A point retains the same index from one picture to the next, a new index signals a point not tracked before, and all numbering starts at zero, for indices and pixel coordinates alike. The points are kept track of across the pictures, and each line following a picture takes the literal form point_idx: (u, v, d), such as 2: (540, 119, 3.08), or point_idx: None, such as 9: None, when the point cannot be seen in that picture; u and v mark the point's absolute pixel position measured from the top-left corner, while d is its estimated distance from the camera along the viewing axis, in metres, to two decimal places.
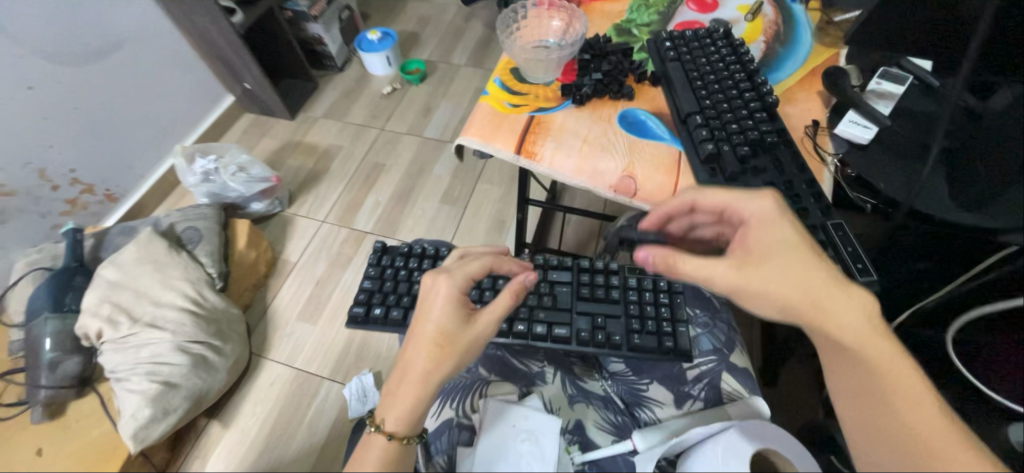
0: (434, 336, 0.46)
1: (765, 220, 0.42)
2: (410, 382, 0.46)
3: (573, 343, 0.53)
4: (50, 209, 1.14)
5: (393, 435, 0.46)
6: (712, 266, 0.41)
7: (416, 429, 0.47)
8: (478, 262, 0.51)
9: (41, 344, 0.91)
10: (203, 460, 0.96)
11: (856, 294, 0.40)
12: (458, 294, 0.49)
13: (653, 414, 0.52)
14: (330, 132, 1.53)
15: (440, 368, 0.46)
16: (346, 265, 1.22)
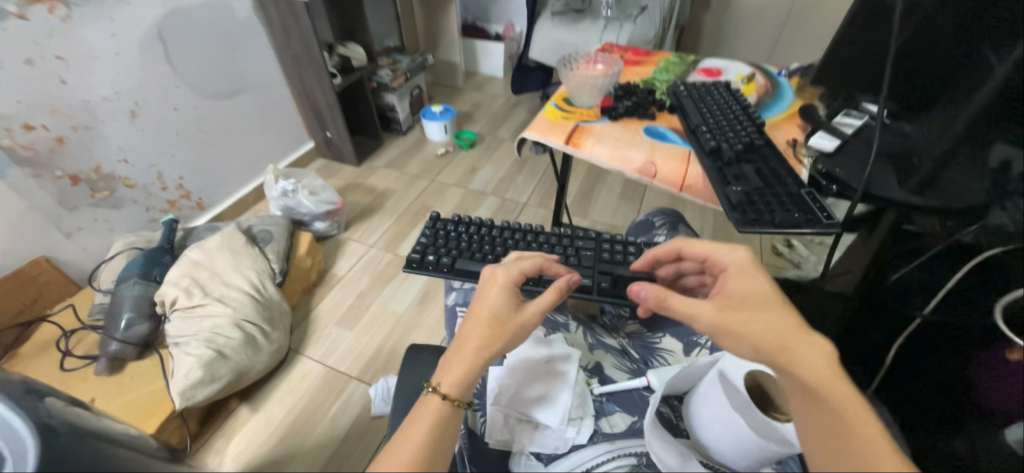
0: (489, 317, 0.51)
1: (741, 270, 0.48)
2: (464, 354, 0.49)
3: (593, 293, 0.65)
4: (154, 205, 1.33)
5: (446, 396, 0.46)
6: (693, 302, 0.46)
7: (468, 396, 0.48)
8: (531, 261, 0.59)
9: (124, 304, 1.05)
10: (226, 438, 1.00)
11: (816, 342, 0.40)
12: (511, 285, 0.55)
13: (664, 360, 0.61)
14: (389, 178, 1.74)
15: (493, 343, 0.49)
16: (388, 282, 1.32)
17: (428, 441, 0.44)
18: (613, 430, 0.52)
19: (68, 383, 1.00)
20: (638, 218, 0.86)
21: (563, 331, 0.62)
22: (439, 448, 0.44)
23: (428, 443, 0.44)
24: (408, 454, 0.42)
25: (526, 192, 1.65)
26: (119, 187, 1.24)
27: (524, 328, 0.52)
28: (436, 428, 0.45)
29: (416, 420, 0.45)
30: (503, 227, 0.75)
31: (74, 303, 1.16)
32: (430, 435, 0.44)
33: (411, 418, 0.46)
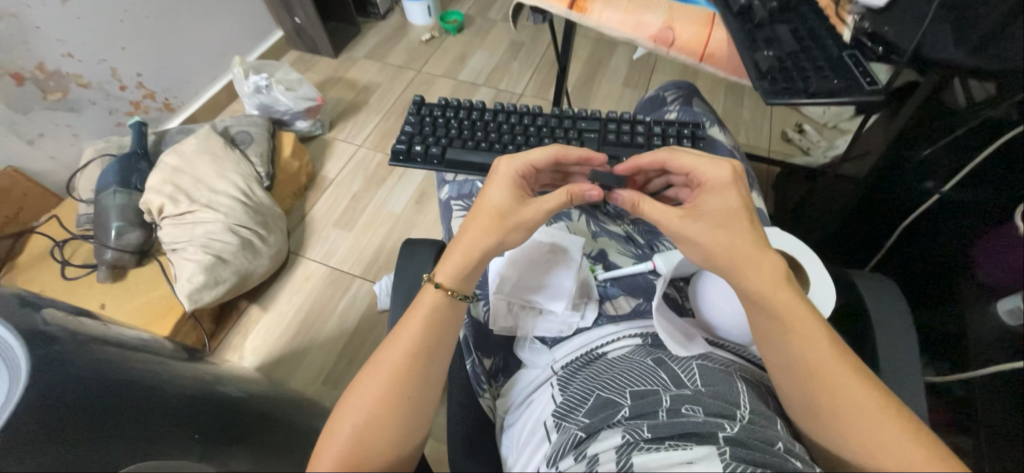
0: (490, 211, 0.50)
1: (719, 186, 0.48)
2: (462, 249, 0.49)
3: None
4: (118, 108, 1.21)
5: (440, 284, 0.48)
6: (662, 210, 0.48)
7: (464, 287, 0.48)
8: (542, 150, 0.55)
9: (110, 214, 1.02)
10: (242, 335, 1.04)
11: (768, 259, 0.43)
12: (516, 178, 0.53)
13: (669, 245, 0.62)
14: (370, 70, 1.50)
15: (487, 239, 0.49)
16: (381, 184, 1.26)
17: (428, 330, 0.46)
18: (618, 311, 0.55)
19: (71, 290, 1.01)
20: (647, 94, 0.81)
21: (566, 222, 0.63)
22: (438, 335, 0.46)
23: (427, 334, 0.46)
24: (407, 342, 0.45)
25: (522, 83, 1.44)
26: (72, 86, 1.11)
27: (524, 223, 0.50)
28: (434, 316, 0.46)
29: (415, 310, 0.47)
30: (496, 110, 0.71)
31: (58, 214, 1.12)
32: (428, 324, 0.46)
33: (413, 307, 0.47)
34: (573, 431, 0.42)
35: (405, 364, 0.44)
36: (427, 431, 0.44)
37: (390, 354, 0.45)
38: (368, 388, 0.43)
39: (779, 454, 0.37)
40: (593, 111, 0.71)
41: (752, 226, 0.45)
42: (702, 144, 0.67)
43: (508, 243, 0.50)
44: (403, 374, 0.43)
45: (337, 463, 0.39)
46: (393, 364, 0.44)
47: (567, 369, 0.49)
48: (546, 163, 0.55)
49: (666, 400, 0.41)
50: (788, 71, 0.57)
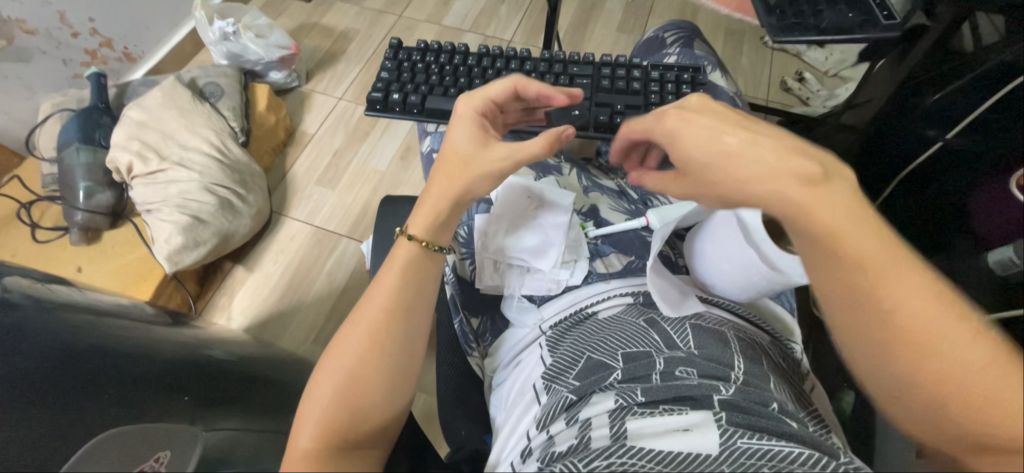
0: (453, 157, 0.47)
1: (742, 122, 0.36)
2: (427, 199, 0.47)
3: (591, 129, 0.61)
4: (72, 58, 1.11)
5: (413, 236, 0.46)
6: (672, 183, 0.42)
7: (436, 239, 0.47)
8: (499, 84, 0.50)
9: (75, 173, 0.97)
10: (228, 296, 1.03)
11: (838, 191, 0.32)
12: (474, 117, 0.49)
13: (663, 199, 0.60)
14: (348, 14, 1.39)
15: (451, 189, 0.46)
16: (364, 139, 1.20)
17: (404, 285, 0.44)
18: (608, 269, 0.53)
19: (44, 253, 0.97)
20: (644, 36, 0.76)
21: (555, 175, 0.59)
22: (416, 290, 0.44)
23: (405, 290, 0.44)
24: (383, 297, 0.43)
25: (510, 29, 1.34)
26: (17, 33, 1.01)
27: (487, 171, 0.46)
28: (410, 271, 0.45)
29: (390, 264, 0.45)
30: (480, 55, 0.66)
31: (21, 176, 1.06)
32: (405, 278, 0.44)
33: (387, 264, 0.45)
34: (563, 393, 0.42)
35: (384, 322, 0.42)
36: (412, 392, 0.44)
37: (368, 313, 0.43)
38: (347, 349, 0.42)
39: (774, 415, 0.37)
40: (586, 54, 0.66)
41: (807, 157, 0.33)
42: (703, 90, 0.63)
43: (477, 190, 0.47)
44: (381, 333, 0.42)
45: (320, 425, 0.38)
46: (371, 322, 0.42)
47: (556, 329, 0.49)
48: (507, 98, 0.51)
49: (659, 364, 0.41)
50: (798, 4, 0.55)
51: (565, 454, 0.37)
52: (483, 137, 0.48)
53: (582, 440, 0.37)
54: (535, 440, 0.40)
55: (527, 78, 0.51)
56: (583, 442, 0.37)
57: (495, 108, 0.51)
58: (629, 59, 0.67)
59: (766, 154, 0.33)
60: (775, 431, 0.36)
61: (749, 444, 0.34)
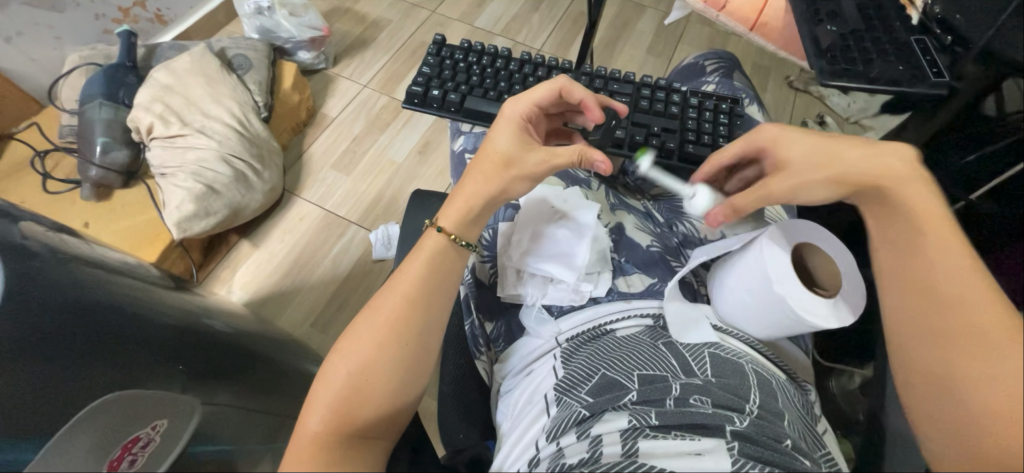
0: (493, 157, 0.47)
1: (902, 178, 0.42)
2: (462, 195, 0.47)
3: (626, 147, 0.61)
4: (105, 13, 1.11)
5: (443, 228, 0.46)
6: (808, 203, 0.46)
7: (465, 234, 0.46)
8: (544, 87, 0.51)
9: (95, 128, 0.96)
10: (231, 269, 1.02)
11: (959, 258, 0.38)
12: (519, 120, 0.50)
13: (691, 224, 0.59)
14: (382, 4, 1.40)
15: (486, 186, 0.47)
16: (384, 129, 1.20)
17: (427, 278, 0.44)
18: (629, 289, 0.53)
19: (53, 204, 0.97)
20: (685, 61, 0.76)
21: (583, 188, 0.60)
22: (437, 283, 0.44)
23: (427, 283, 0.44)
24: (405, 287, 0.43)
25: (540, 38, 1.35)
26: None
27: (525, 173, 0.47)
28: (434, 265, 0.44)
29: (415, 255, 0.45)
30: (523, 61, 0.67)
31: (40, 124, 1.05)
32: (428, 272, 0.44)
33: (412, 255, 0.45)
34: (575, 408, 0.41)
35: (405, 314, 0.42)
36: (423, 387, 0.43)
37: (387, 301, 0.43)
38: (364, 336, 0.41)
39: (789, 452, 0.36)
40: (627, 73, 0.66)
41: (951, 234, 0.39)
42: (740, 121, 0.63)
43: (511, 191, 0.47)
44: (400, 324, 0.42)
45: (330, 410, 0.38)
46: (390, 312, 0.42)
47: (571, 343, 0.48)
48: (551, 100, 0.52)
49: (675, 389, 0.40)
50: (850, 52, 0.60)
51: (575, 467, 0.36)
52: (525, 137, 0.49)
53: (593, 455, 0.37)
54: (544, 451, 0.39)
55: (573, 82, 0.53)
56: (593, 456, 0.37)
57: (539, 112, 0.53)
58: (669, 82, 0.67)
59: (917, 214, 0.41)
60: (788, 469, 0.35)
61: None
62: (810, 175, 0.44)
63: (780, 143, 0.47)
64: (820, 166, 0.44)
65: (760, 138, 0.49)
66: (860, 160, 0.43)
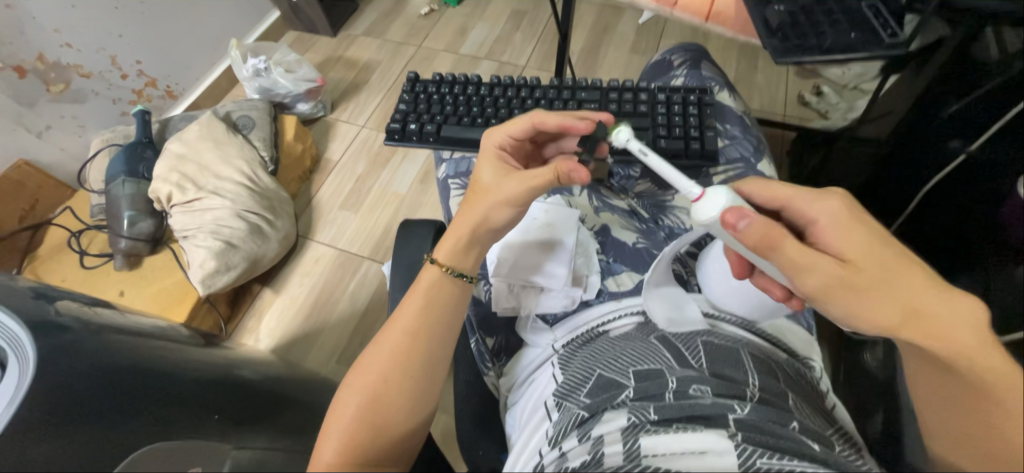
0: (476, 190, 0.50)
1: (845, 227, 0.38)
2: (452, 231, 0.49)
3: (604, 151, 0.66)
4: (120, 97, 1.21)
5: (436, 261, 0.48)
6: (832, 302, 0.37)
7: (460, 264, 0.48)
8: (517, 124, 0.52)
9: (121, 203, 1.04)
10: (256, 318, 1.07)
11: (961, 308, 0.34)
12: (498, 156, 0.52)
13: (676, 216, 0.63)
14: (370, 47, 1.46)
15: (472, 214, 0.49)
16: (385, 164, 1.25)
17: (427, 309, 0.46)
18: (619, 288, 0.56)
19: (90, 278, 1.04)
20: (653, 58, 0.80)
21: (566, 195, 0.65)
22: (438, 314, 0.46)
23: (428, 313, 0.46)
24: (408, 321, 0.45)
25: (524, 56, 1.38)
26: (73, 77, 1.10)
27: (504, 198, 0.48)
28: (433, 295, 0.46)
29: (415, 290, 0.47)
30: (492, 84, 0.72)
31: (73, 206, 1.14)
32: (427, 303, 0.46)
33: (411, 290, 0.47)
34: (574, 411, 0.43)
35: (409, 348, 0.44)
36: (430, 412, 0.44)
37: (392, 336, 0.45)
38: (371, 369, 0.43)
39: (793, 435, 0.37)
40: (594, 80, 0.71)
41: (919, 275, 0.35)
42: (709, 110, 0.67)
43: (493, 218, 0.49)
44: (404, 355, 0.43)
45: (341, 442, 0.40)
46: (394, 343, 0.44)
47: (567, 348, 0.50)
48: (527, 133, 0.53)
49: (672, 382, 0.41)
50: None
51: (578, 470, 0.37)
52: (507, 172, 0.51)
53: (595, 456, 0.38)
54: (547, 457, 0.41)
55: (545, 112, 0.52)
56: (596, 457, 0.37)
57: (517, 142, 0.54)
58: (636, 82, 0.71)
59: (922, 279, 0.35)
60: (793, 452, 0.35)
61: (769, 464, 0.34)
62: (835, 273, 0.36)
63: (837, 232, 0.37)
64: (847, 270, 0.36)
65: (811, 215, 0.40)
66: (896, 273, 0.35)
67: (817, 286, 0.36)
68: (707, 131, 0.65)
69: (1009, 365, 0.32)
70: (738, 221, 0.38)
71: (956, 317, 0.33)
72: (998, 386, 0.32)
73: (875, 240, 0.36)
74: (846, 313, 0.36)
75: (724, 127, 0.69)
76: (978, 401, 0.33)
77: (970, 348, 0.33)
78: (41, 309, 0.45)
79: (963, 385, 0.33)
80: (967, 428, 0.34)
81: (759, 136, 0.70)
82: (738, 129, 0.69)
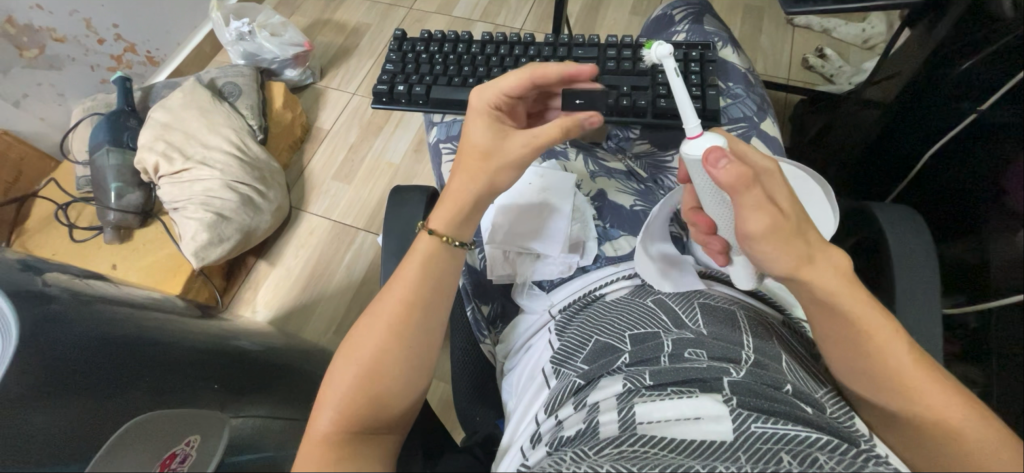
0: (475, 154, 0.48)
1: (777, 175, 0.36)
2: (452, 198, 0.47)
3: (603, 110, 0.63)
4: (98, 63, 1.15)
5: (433, 231, 0.47)
6: (786, 253, 0.35)
7: (458, 232, 0.47)
8: (514, 76, 0.49)
9: (106, 174, 1.01)
10: (253, 290, 1.07)
11: (838, 260, 0.37)
12: (489, 109, 0.49)
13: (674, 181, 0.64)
14: (359, 10, 1.39)
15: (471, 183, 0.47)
16: (378, 133, 1.21)
17: (422, 279, 0.45)
18: (616, 252, 0.56)
19: (83, 251, 1.03)
20: (653, 13, 0.77)
21: (561, 160, 0.63)
22: (438, 286, 0.45)
23: (421, 281, 0.45)
24: (403, 290, 0.44)
25: (520, 17, 1.32)
26: (47, 41, 1.05)
27: (507, 162, 0.47)
28: (429, 266, 0.45)
29: (411, 258, 0.46)
30: (484, 42, 0.69)
31: (57, 178, 1.11)
32: (425, 273, 0.45)
33: (406, 259, 0.46)
34: (571, 378, 0.43)
35: (404, 317, 0.43)
36: (427, 382, 0.45)
37: (390, 306, 0.44)
38: (368, 337, 0.43)
39: (786, 398, 0.37)
40: (591, 36, 0.68)
41: (815, 229, 0.38)
42: (711, 67, 0.64)
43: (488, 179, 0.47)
44: (402, 329, 0.43)
45: (336, 413, 0.39)
46: (392, 314, 0.43)
47: (564, 314, 0.51)
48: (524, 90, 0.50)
49: (666, 346, 0.41)
50: None
51: (574, 439, 0.38)
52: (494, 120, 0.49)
53: (590, 426, 0.38)
54: (544, 425, 0.41)
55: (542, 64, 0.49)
56: (591, 427, 0.38)
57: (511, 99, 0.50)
58: (634, 38, 0.69)
59: (833, 261, 0.37)
60: (789, 416, 0.35)
61: (763, 429, 0.34)
62: (776, 217, 0.34)
63: (775, 181, 0.36)
64: (783, 218, 0.34)
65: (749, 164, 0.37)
66: (803, 223, 0.36)
67: (761, 228, 0.34)
68: (709, 89, 0.62)
69: (870, 299, 0.38)
70: (718, 160, 0.35)
71: (830, 268, 0.37)
72: (869, 322, 0.37)
73: (782, 185, 0.36)
74: (763, 257, 0.36)
75: (727, 87, 0.67)
76: (865, 341, 0.37)
77: (845, 293, 0.37)
78: (27, 279, 0.43)
79: (849, 330, 0.38)
80: (865, 368, 0.38)
81: (762, 95, 0.68)
82: (741, 88, 0.66)
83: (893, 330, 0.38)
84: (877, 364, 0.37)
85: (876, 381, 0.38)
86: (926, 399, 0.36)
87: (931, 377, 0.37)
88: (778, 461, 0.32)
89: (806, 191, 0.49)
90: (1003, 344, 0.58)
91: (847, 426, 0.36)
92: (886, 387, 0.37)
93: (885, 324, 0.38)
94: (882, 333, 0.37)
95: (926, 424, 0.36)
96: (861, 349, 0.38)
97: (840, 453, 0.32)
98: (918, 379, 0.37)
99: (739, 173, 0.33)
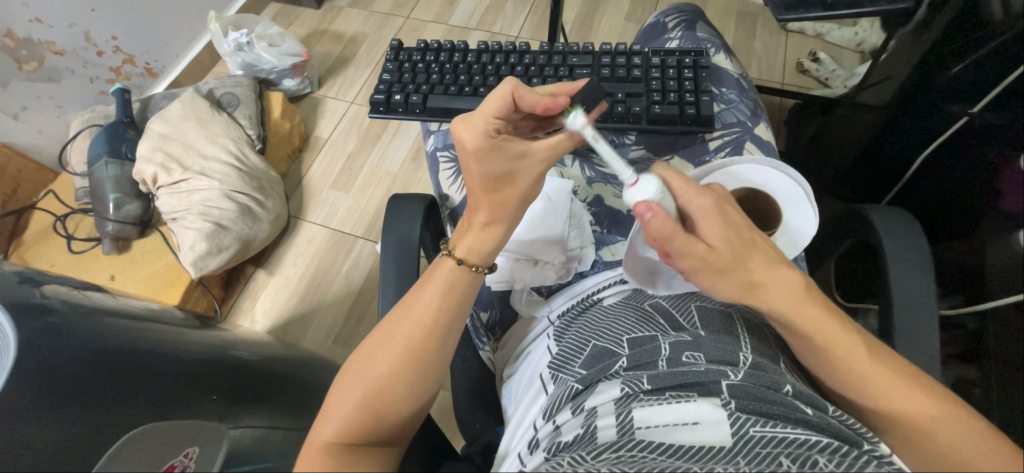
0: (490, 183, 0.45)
1: (708, 216, 0.38)
2: (474, 226, 0.47)
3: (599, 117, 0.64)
4: (98, 75, 1.16)
5: (462, 260, 0.46)
6: (723, 285, 0.38)
7: (485, 260, 0.47)
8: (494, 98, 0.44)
9: (105, 185, 1.02)
10: (252, 299, 1.07)
11: (790, 279, 0.39)
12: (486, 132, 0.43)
13: None
14: (357, 20, 1.40)
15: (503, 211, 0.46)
16: (376, 141, 1.22)
17: (440, 302, 0.44)
18: (614, 257, 0.58)
19: (81, 263, 1.03)
20: (647, 20, 0.78)
21: (558, 167, 0.64)
22: (455, 308, 0.45)
23: (447, 309, 0.44)
24: (422, 316, 0.43)
25: (516, 25, 1.34)
26: (47, 54, 1.06)
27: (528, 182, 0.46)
28: (448, 291, 0.45)
29: (429, 282, 0.45)
30: (480, 51, 0.70)
31: (56, 190, 1.11)
32: (445, 300, 0.44)
33: (425, 281, 0.46)
34: (570, 383, 0.43)
35: (420, 339, 0.42)
36: (433, 395, 0.45)
37: (405, 329, 0.43)
38: (379, 354, 0.42)
39: (786, 400, 0.37)
40: (586, 44, 0.68)
41: (765, 252, 0.39)
42: (704, 73, 0.65)
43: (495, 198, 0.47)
44: (416, 350, 0.42)
45: (338, 426, 0.39)
46: (411, 339, 0.42)
47: (563, 319, 0.51)
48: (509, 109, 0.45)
49: (665, 349, 0.41)
50: None
51: (572, 444, 0.38)
52: (495, 130, 0.43)
53: (588, 431, 0.38)
54: (542, 430, 0.41)
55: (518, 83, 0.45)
56: (590, 432, 0.38)
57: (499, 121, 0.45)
58: (629, 46, 0.69)
59: (783, 284, 0.39)
60: (787, 418, 0.35)
61: (762, 433, 0.34)
62: (704, 259, 0.37)
63: (706, 221, 0.38)
64: (714, 257, 0.37)
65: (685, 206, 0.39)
66: (746, 253, 0.38)
67: (690, 272, 0.38)
68: (703, 95, 0.63)
69: (826, 314, 0.39)
70: (644, 211, 0.37)
71: (778, 289, 0.38)
72: (828, 335, 0.39)
73: (715, 224, 0.38)
74: (704, 286, 0.39)
75: (721, 92, 0.67)
76: (825, 351, 0.39)
77: (792, 312, 0.39)
78: (25, 292, 0.43)
79: (807, 342, 0.40)
80: (833, 376, 0.39)
81: (756, 100, 0.68)
82: (735, 93, 0.67)
83: (854, 339, 0.39)
84: (843, 371, 0.39)
85: (846, 387, 0.39)
86: (895, 402, 0.37)
87: (903, 381, 0.38)
88: (777, 465, 0.32)
89: (800, 198, 0.50)
90: (1001, 345, 0.58)
91: (848, 428, 0.36)
92: (865, 390, 0.38)
93: (844, 334, 0.39)
94: (842, 346, 0.39)
95: (905, 425, 0.37)
96: (824, 359, 0.39)
97: (840, 455, 0.32)
98: (887, 385, 0.37)
99: (659, 228, 0.36)
